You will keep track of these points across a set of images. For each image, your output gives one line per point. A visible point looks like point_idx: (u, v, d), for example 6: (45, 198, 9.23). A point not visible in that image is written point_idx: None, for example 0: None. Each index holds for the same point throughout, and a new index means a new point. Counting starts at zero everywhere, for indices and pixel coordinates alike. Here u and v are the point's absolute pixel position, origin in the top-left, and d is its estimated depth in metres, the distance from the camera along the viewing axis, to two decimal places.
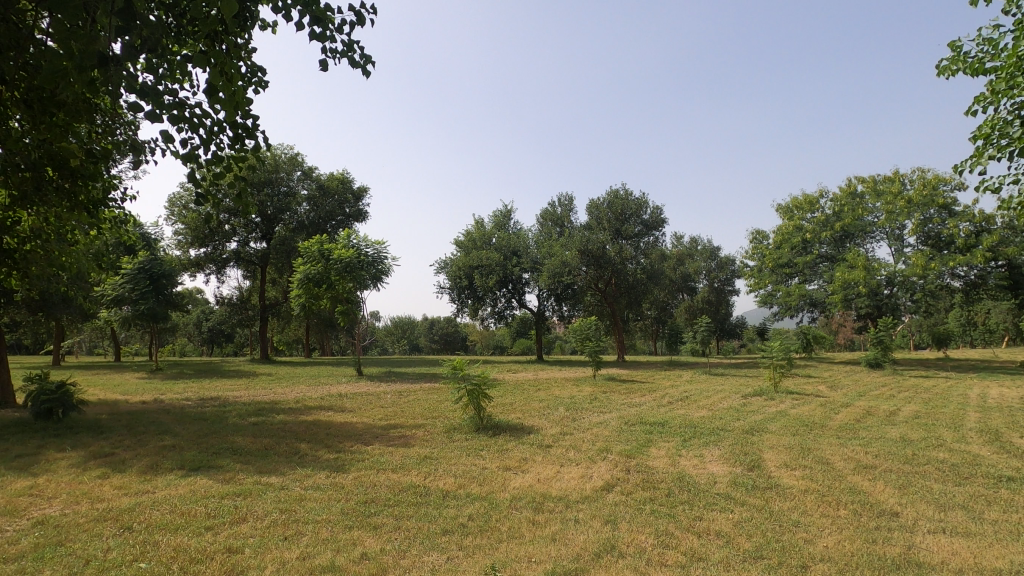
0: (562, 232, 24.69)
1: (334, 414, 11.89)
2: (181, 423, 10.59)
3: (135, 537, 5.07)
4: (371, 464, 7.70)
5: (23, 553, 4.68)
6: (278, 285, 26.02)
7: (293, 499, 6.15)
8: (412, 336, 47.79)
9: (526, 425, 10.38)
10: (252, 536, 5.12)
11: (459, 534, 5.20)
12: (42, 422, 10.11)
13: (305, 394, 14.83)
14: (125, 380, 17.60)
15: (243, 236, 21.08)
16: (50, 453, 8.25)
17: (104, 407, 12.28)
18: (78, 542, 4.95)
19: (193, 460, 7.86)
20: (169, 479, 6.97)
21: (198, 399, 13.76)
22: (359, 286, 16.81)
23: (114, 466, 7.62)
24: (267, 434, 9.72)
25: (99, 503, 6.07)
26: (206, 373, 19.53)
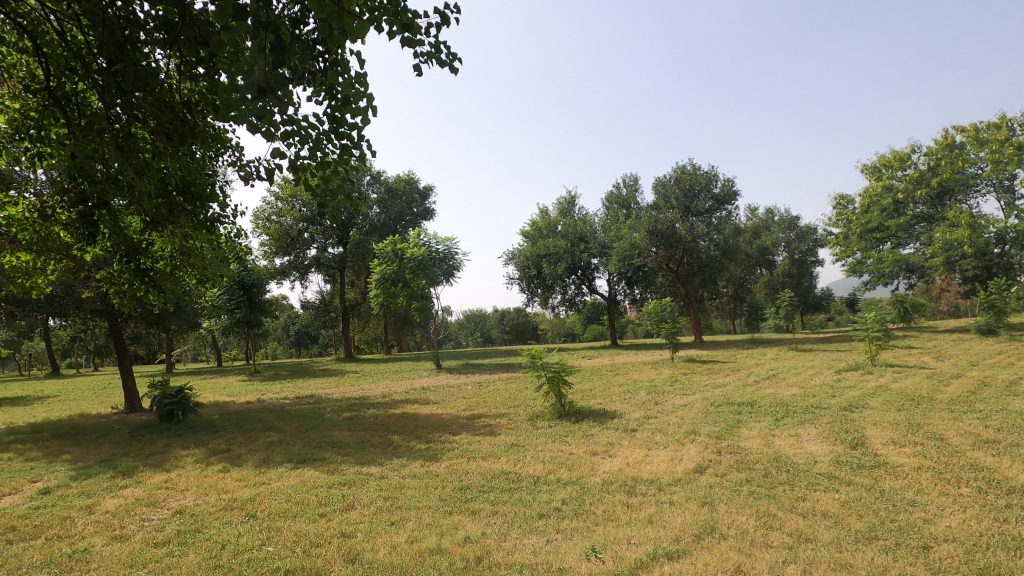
0: (629, 214, 24.28)
1: (420, 407, 12.38)
2: (283, 421, 11.40)
3: (260, 524, 5.56)
4: (462, 453, 7.98)
5: (170, 539, 5.27)
6: (356, 287, 27.31)
7: (394, 488, 6.50)
8: (484, 329, 48.66)
9: (608, 410, 10.35)
10: (361, 522, 5.47)
11: (555, 517, 5.30)
12: (166, 423, 11.22)
13: (390, 389, 15.48)
14: (229, 383, 19.16)
15: (322, 242, 22.17)
16: (176, 451, 9.16)
17: (215, 409, 13.42)
18: (213, 528, 5.50)
19: (299, 454, 8.46)
20: (281, 472, 7.55)
21: (296, 398, 14.75)
22: (432, 283, 17.33)
23: (232, 461, 8.36)
24: (362, 428, 10.28)
25: (224, 494, 6.69)
26: (299, 374, 20.85)
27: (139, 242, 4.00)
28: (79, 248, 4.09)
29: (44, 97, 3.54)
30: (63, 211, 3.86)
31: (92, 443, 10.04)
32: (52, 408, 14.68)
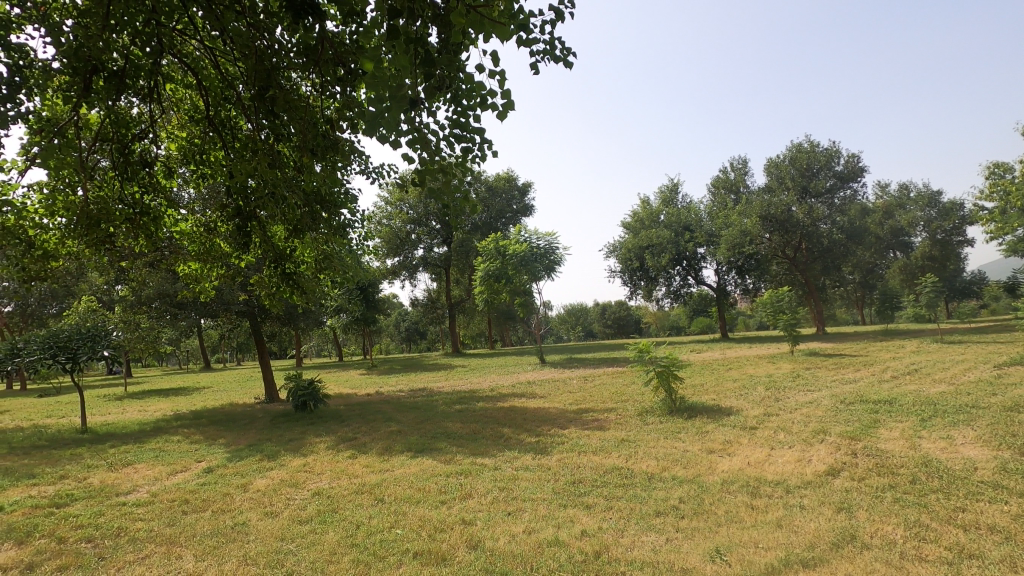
0: (738, 199, 22.94)
1: (527, 401, 12.57)
2: (400, 412, 12.11)
3: (388, 508, 5.96)
4: (572, 447, 7.98)
5: (313, 517, 5.82)
6: (461, 284, 28.28)
7: (508, 479, 6.66)
8: (586, 322, 48.47)
9: (724, 406, 9.85)
10: (480, 511, 5.67)
11: (673, 516, 5.15)
12: (301, 413, 12.36)
13: (497, 383, 15.87)
14: (350, 376, 20.73)
15: (428, 242, 23.18)
16: (311, 438, 10.07)
17: (340, 400, 14.57)
18: (348, 510, 5.98)
19: (417, 444, 8.95)
20: (403, 460, 8.03)
21: (410, 391, 15.60)
22: (534, 279, 17.52)
23: (358, 448, 9.04)
24: (473, 420, 10.64)
25: (354, 478, 7.26)
26: (412, 368, 22.02)
27: (284, 249, 4.44)
28: (237, 256, 4.61)
29: (205, 125, 4.03)
30: (222, 224, 4.38)
31: (242, 429, 11.33)
32: (208, 398, 16.77)
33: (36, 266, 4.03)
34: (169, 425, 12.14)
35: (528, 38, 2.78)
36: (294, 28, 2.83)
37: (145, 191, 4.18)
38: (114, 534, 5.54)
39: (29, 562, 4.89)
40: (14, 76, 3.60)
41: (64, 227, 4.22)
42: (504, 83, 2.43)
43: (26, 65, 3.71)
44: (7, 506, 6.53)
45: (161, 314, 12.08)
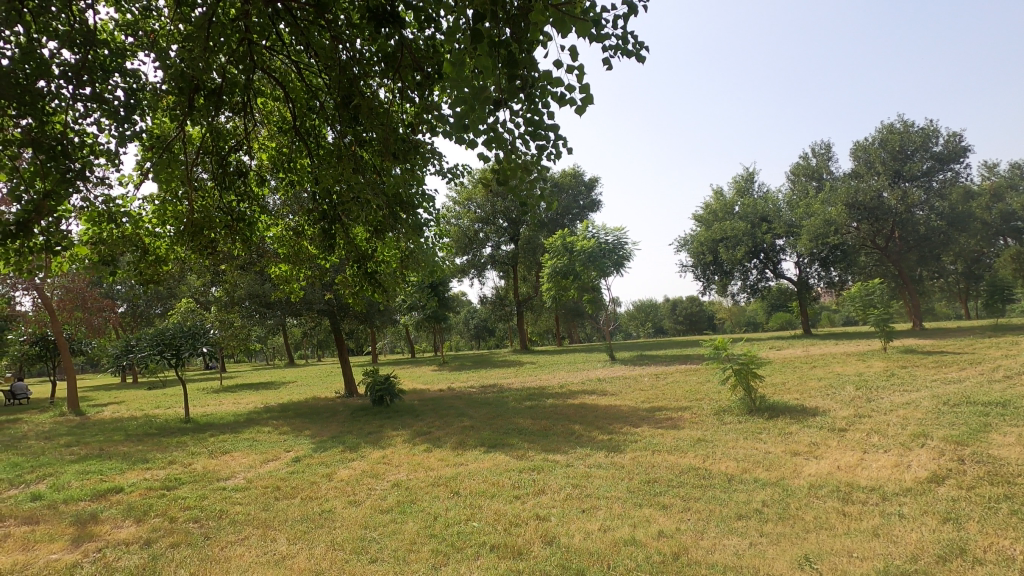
0: (821, 186, 21.59)
1: (597, 398, 12.45)
2: (471, 408, 12.34)
3: (464, 501, 6.10)
4: (646, 446, 7.83)
5: (394, 507, 6.06)
6: (529, 281, 28.38)
7: (581, 476, 6.64)
8: (656, 319, 47.27)
9: (809, 406, 9.31)
10: (554, 507, 5.69)
11: (757, 519, 4.93)
12: (378, 407, 12.87)
13: (567, 380, 15.80)
14: (423, 372, 21.35)
15: (496, 241, 23.43)
16: (388, 431, 10.48)
17: (414, 396, 15.03)
18: (426, 501, 6.18)
19: (489, 439, 9.09)
20: (476, 454, 8.17)
21: (481, 387, 15.84)
22: (603, 275, 17.25)
23: (433, 442, 9.30)
24: (544, 417, 10.67)
25: (430, 471, 7.48)
26: (481, 365, 22.38)
27: (366, 249, 4.66)
28: (322, 257, 4.87)
29: (293, 134, 4.30)
30: (310, 227, 4.66)
31: (324, 421, 11.96)
32: (294, 392, 17.82)
33: (150, 270, 4.45)
34: (260, 417, 13.02)
35: (604, 33, 2.74)
36: (373, 37, 2.95)
37: (241, 198, 4.51)
38: (217, 516, 6.02)
39: (146, 538, 5.40)
40: (129, 98, 3.97)
41: (172, 233, 4.61)
42: (581, 78, 2.42)
43: (139, 88, 4.08)
44: (126, 488, 7.25)
45: (251, 313, 12.94)
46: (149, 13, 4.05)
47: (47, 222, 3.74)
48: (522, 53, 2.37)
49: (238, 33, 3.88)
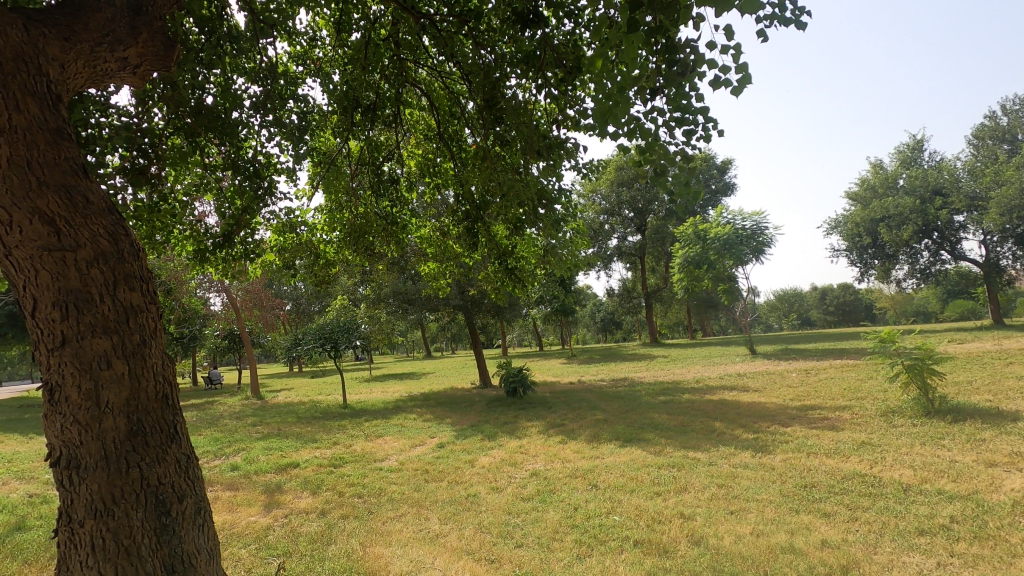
0: (1015, 149, 18.15)
1: (739, 394, 11.69)
2: (603, 401, 12.25)
3: (604, 493, 6.09)
4: (799, 447, 7.21)
5: (534, 495, 6.23)
6: (658, 272, 27.42)
7: (727, 476, 6.28)
8: (801, 309, 43.13)
9: (1007, 410, 7.89)
10: (699, 506, 5.46)
11: (945, 537, 4.31)
12: (512, 398, 13.27)
13: (703, 374, 15.03)
14: (553, 365, 21.60)
15: (621, 232, 22.91)
16: (523, 422, 10.77)
17: (546, 388, 15.28)
18: (565, 492, 6.27)
19: (624, 433, 8.96)
20: (612, 448, 8.10)
21: (611, 381, 15.65)
22: (740, 263, 16.08)
23: (567, 434, 9.38)
24: (681, 412, 10.27)
25: (567, 463, 7.56)
26: (611, 358, 22.10)
27: (506, 246, 4.83)
28: (466, 255, 5.14)
29: (438, 140, 4.60)
30: (455, 227, 4.94)
31: (464, 411, 12.62)
32: (433, 382, 19.02)
33: (322, 272, 5.02)
34: (406, 405, 14.10)
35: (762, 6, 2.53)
36: (516, 39, 3.05)
37: (393, 204, 4.90)
38: (377, 494, 6.64)
39: (322, 508, 6.13)
40: (301, 121, 4.52)
41: (337, 239, 5.13)
42: (737, 59, 2.26)
43: (308, 111, 4.62)
44: (302, 463, 8.27)
45: (395, 309, 14.02)
46: (314, 43, 4.54)
47: (244, 234, 4.39)
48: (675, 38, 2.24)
49: (388, 52, 4.23)
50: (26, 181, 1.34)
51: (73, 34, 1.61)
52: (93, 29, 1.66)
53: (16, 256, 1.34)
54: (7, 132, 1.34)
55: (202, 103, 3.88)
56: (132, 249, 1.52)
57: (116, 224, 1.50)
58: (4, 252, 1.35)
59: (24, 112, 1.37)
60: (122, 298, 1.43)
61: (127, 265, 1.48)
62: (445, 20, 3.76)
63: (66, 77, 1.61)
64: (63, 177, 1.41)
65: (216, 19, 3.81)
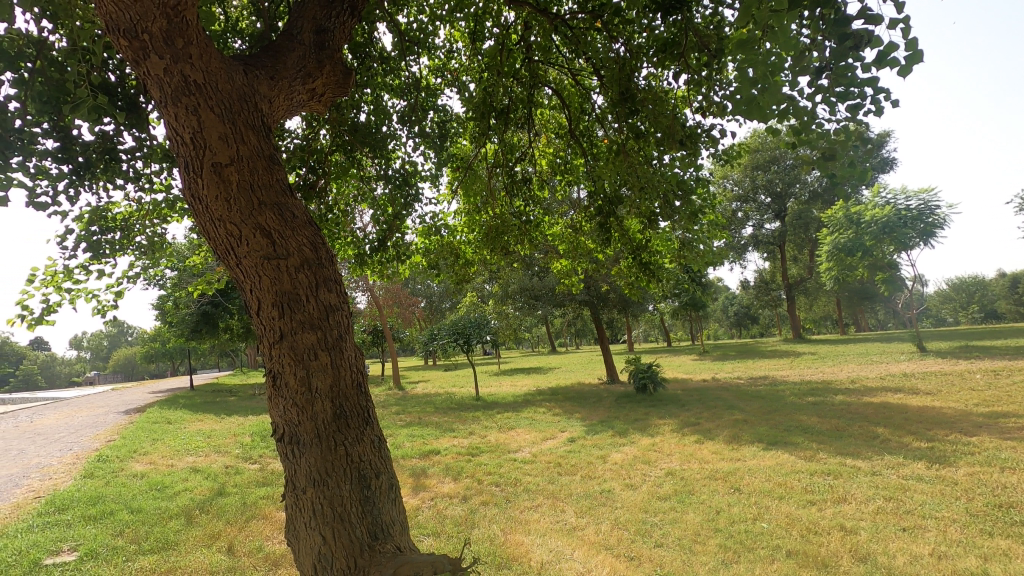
0: None
1: (906, 397, 10.32)
2: (742, 401, 11.50)
3: (748, 498, 5.73)
4: (989, 460, 6.19)
5: (672, 495, 6.05)
6: (801, 262, 25.05)
7: (896, 488, 5.59)
8: (983, 300, 36.77)
9: None
10: (862, 519, 4.93)
11: None
12: (641, 395, 12.94)
13: (859, 374, 13.47)
14: (683, 362, 20.69)
15: (757, 219, 21.27)
16: (654, 419, 10.47)
17: (677, 385, 14.69)
18: (704, 494, 6.01)
19: (768, 435, 8.33)
20: (754, 451, 7.59)
21: (750, 379, 14.62)
22: (903, 248, 14.11)
23: (704, 434, 8.94)
24: (834, 415, 9.30)
25: (705, 464, 7.22)
26: (748, 355, 20.66)
27: (640, 239, 4.73)
28: (599, 251, 5.12)
29: (569, 138, 4.64)
30: (589, 224, 4.95)
31: (592, 406, 12.58)
32: (560, 377, 19.17)
33: (461, 271, 5.43)
34: (535, 399, 14.40)
35: None
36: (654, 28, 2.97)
37: (527, 203, 5.04)
38: (513, 484, 6.87)
39: (463, 494, 6.50)
40: (441, 129, 4.81)
41: (475, 239, 5.37)
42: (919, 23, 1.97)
43: (447, 119, 4.90)
44: (442, 451, 8.81)
45: (522, 305, 14.34)
46: (451, 55, 4.81)
47: (396, 238, 4.80)
48: (842, 10, 2.02)
49: (520, 56, 4.34)
50: (250, 201, 1.60)
51: (277, 74, 1.87)
52: (290, 67, 1.92)
53: (245, 263, 1.60)
54: (236, 160, 1.60)
55: (358, 121, 4.29)
56: (328, 256, 1.74)
57: (315, 235, 1.73)
58: (236, 261, 1.62)
59: (247, 143, 1.63)
60: (323, 298, 1.65)
61: (326, 270, 1.70)
62: (575, 19, 3.78)
63: (273, 110, 1.88)
64: (277, 196, 1.66)
65: (367, 44, 4.19)
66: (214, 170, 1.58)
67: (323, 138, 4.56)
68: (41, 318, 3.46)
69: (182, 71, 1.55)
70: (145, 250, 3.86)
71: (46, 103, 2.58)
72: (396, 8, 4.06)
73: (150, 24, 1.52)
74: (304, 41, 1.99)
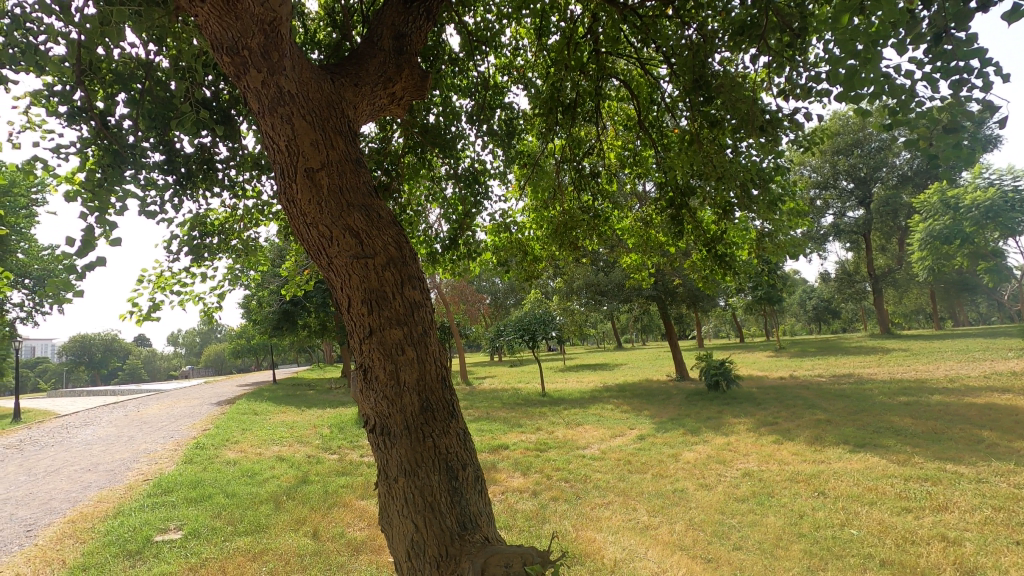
0: None
1: (1016, 398, 9.35)
2: (825, 400, 10.84)
3: (834, 503, 5.41)
4: None
5: (749, 497, 5.81)
6: (889, 251, 23.28)
7: (1006, 497, 5.09)
8: None
9: None
10: (966, 529, 4.54)
11: None
12: (714, 392, 12.50)
13: (959, 372, 12.37)
14: (758, 359, 19.80)
15: (839, 207, 19.99)
16: (728, 418, 10.09)
17: (753, 383, 14.07)
18: (785, 496, 5.73)
19: (855, 437, 7.82)
20: (840, 452, 7.15)
21: (832, 377, 13.78)
22: (1010, 235, 12.79)
23: (783, 434, 8.51)
24: (931, 417, 8.59)
25: (786, 465, 6.88)
26: (829, 352, 19.47)
27: (714, 232, 4.56)
28: (671, 244, 4.98)
29: (638, 129, 4.54)
30: (659, 216, 4.82)
31: (662, 403, 12.29)
32: (627, 374, 18.85)
33: (531, 268, 5.42)
34: (602, 396, 14.22)
35: None
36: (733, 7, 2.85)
37: (595, 197, 4.98)
38: (583, 480, 6.83)
39: (533, 489, 6.54)
40: (508, 127, 4.83)
41: (544, 235, 5.37)
42: None
43: (513, 116, 4.92)
44: (511, 446, 8.90)
45: (588, 301, 14.20)
46: (517, 52, 4.82)
47: (466, 236, 4.88)
48: None
49: (587, 48, 4.28)
50: (339, 203, 1.68)
51: (360, 80, 1.95)
52: (372, 73, 2.00)
53: (336, 263, 1.68)
54: (326, 165, 1.68)
55: (429, 123, 4.40)
56: (411, 253, 1.80)
57: (400, 234, 1.79)
58: (327, 261, 1.70)
59: (336, 148, 1.71)
60: (408, 295, 1.70)
61: (411, 268, 1.76)
62: (644, 6, 3.70)
63: (357, 115, 1.96)
64: (363, 198, 1.73)
65: (437, 47, 4.28)
66: (307, 175, 1.67)
67: (396, 141, 4.71)
68: (147, 313, 3.80)
69: (277, 83, 1.65)
70: (240, 253, 4.14)
71: (154, 120, 2.83)
72: (463, 10, 4.13)
73: (250, 41, 1.62)
74: (384, 47, 2.06)
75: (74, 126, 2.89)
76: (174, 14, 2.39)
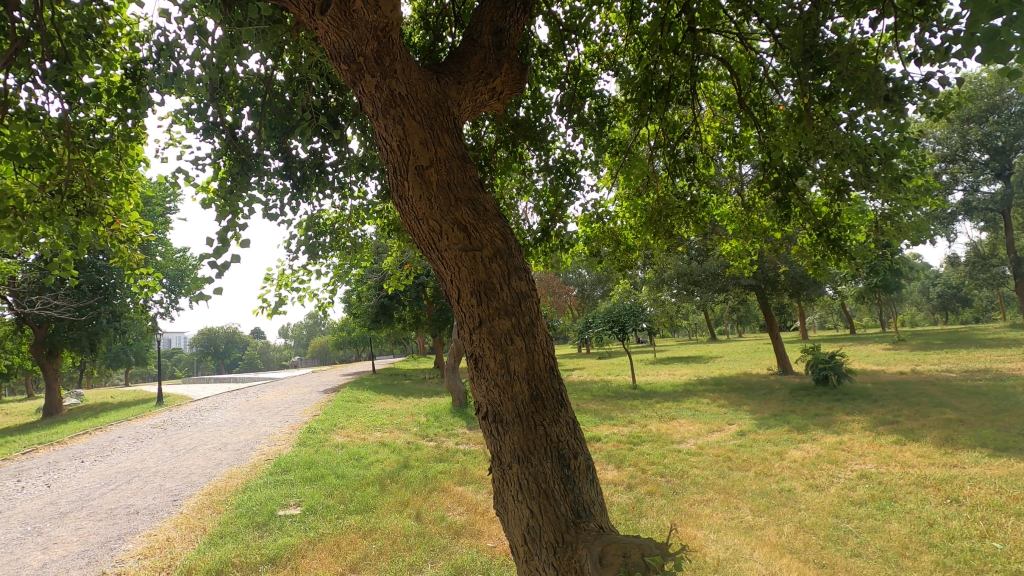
0: None
1: None
2: (955, 397, 9.75)
3: (972, 512, 4.85)
4: None
5: (867, 501, 5.36)
6: None
7: None
8: None
9: None
10: None
11: None
12: (822, 387, 11.64)
13: None
14: (872, 352, 18.19)
15: (969, 182, 17.74)
16: (839, 415, 9.36)
17: (868, 378, 12.94)
18: (910, 502, 5.22)
19: (995, 439, 6.96)
20: (976, 456, 6.40)
21: (964, 372, 12.34)
22: None
23: (905, 434, 7.76)
24: None
25: (910, 468, 6.26)
26: (959, 344, 17.47)
27: (826, 214, 4.23)
28: (776, 229, 4.68)
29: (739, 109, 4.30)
30: (763, 199, 4.54)
31: (762, 398, 11.64)
32: (723, 367, 18.03)
33: (624, 258, 5.31)
34: (697, 389, 13.70)
35: None
36: None
37: (692, 183, 4.78)
38: (679, 475, 6.64)
39: (628, 482, 6.45)
40: (599, 115, 4.75)
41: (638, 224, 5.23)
42: None
43: (605, 104, 4.82)
44: (603, 438, 8.83)
45: (679, 292, 13.69)
46: (607, 38, 4.72)
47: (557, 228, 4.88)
48: None
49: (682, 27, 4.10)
50: (448, 198, 1.74)
51: (463, 78, 2.00)
52: (474, 70, 2.05)
53: (446, 256, 1.75)
54: (435, 162, 1.75)
55: (519, 117, 4.44)
56: (517, 245, 1.83)
57: (505, 226, 1.82)
58: (438, 255, 1.77)
59: (444, 145, 1.77)
60: (515, 287, 1.73)
61: (517, 259, 1.78)
62: None
63: (462, 111, 2.01)
64: (470, 192, 1.78)
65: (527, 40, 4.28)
66: (418, 173, 1.74)
67: (488, 136, 4.79)
68: (276, 308, 4.16)
69: (390, 86, 1.74)
70: (350, 251, 4.41)
71: (276, 130, 3.09)
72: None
73: (365, 48, 1.72)
74: (484, 43, 2.11)
75: (208, 139, 3.22)
76: (293, 28, 2.59)
